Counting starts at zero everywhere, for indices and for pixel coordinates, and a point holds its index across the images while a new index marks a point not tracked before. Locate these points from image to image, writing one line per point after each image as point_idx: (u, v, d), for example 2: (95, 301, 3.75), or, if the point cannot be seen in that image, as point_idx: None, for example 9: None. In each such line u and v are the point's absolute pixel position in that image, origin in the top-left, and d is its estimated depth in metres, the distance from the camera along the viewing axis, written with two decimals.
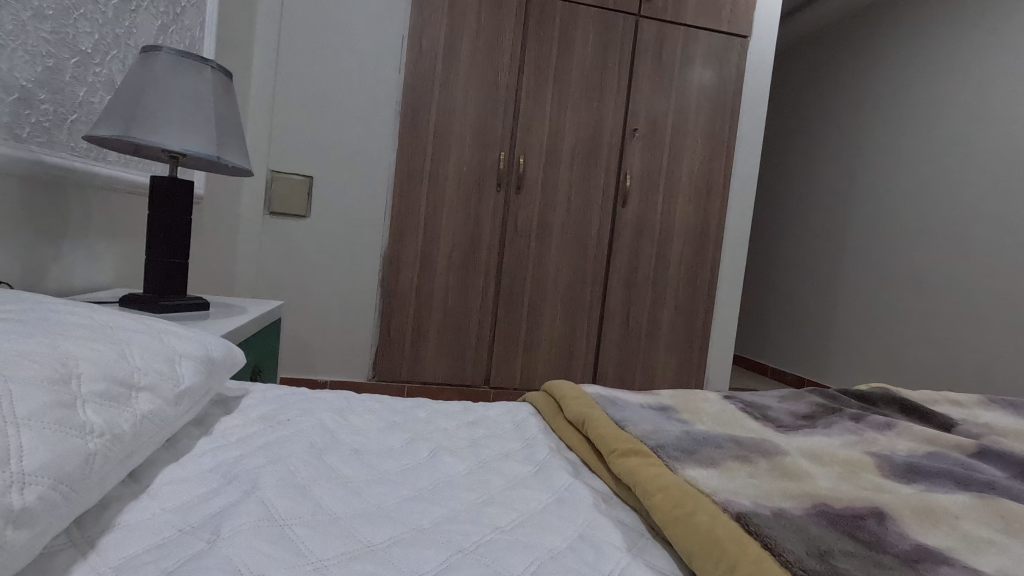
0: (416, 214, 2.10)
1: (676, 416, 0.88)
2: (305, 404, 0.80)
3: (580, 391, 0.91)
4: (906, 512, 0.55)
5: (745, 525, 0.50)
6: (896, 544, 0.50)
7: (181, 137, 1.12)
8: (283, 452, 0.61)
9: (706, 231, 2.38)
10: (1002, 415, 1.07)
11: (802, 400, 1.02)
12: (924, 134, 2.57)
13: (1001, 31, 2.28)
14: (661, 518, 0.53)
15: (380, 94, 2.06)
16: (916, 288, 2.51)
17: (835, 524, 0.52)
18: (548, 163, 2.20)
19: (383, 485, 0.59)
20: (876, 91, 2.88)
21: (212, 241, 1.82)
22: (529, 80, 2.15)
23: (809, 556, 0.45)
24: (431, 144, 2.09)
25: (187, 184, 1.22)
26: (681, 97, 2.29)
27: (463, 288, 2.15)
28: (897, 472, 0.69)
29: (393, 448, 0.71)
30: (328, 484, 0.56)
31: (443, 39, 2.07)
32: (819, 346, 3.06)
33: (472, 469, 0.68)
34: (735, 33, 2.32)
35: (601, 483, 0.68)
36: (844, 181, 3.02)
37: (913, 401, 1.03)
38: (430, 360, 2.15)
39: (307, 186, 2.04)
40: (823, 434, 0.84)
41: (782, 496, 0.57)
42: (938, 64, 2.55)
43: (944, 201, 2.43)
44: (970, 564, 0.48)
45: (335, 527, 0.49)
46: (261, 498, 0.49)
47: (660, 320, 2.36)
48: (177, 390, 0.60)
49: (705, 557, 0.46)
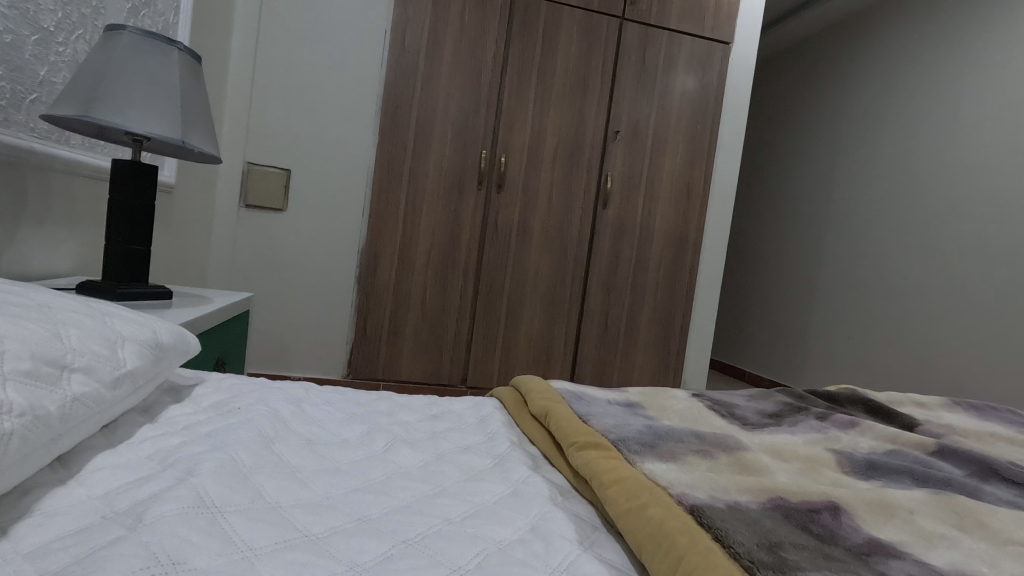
0: (395, 210, 2.07)
1: (643, 411, 0.87)
2: (260, 393, 0.77)
3: (546, 386, 0.89)
4: (861, 506, 0.55)
5: (697, 516, 0.49)
6: (849, 538, 0.49)
7: (145, 119, 1.09)
8: (229, 439, 0.59)
9: (685, 234, 2.38)
10: (964, 417, 1.08)
11: (770, 399, 1.02)
12: (902, 144, 2.61)
13: (975, 46, 2.34)
14: (615, 510, 0.52)
15: (362, 88, 2.03)
16: (891, 297, 2.55)
17: (790, 517, 0.52)
18: (530, 163, 2.19)
19: (331, 475, 0.57)
20: (855, 102, 2.92)
21: (183, 230, 1.77)
22: (512, 79, 2.14)
23: (759, 548, 0.44)
24: (412, 140, 2.07)
25: (152, 170, 1.19)
26: (663, 101, 2.30)
27: (441, 286, 2.13)
28: (856, 469, 0.69)
29: (349, 440, 0.69)
30: (272, 473, 0.54)
31: (426, 34, 2.05)
32: (795, 351, 3.09)
33: (428, 461, 0.66)
34: (717, 40, 2.34)
35: (560, 477, 0.67)
36: (822, 189, 3.07)
37: (879, 401, 1.03)
38: (406, 358, 2.12)
39: (285, 179, 2.00)
40: (787, 432, 0.83)
41: (739, 488, 0.56)
42: (915, 75, 2.60)
43: (919, 210, 2.48)
44: (922, 558, 0.47)
45: (275, 516, 0.46)
46: (195, 484, 0.47)
47: (638, 322, 2.36)
48: (116, 373, 0.57)
49: (654, 549, 0.45)
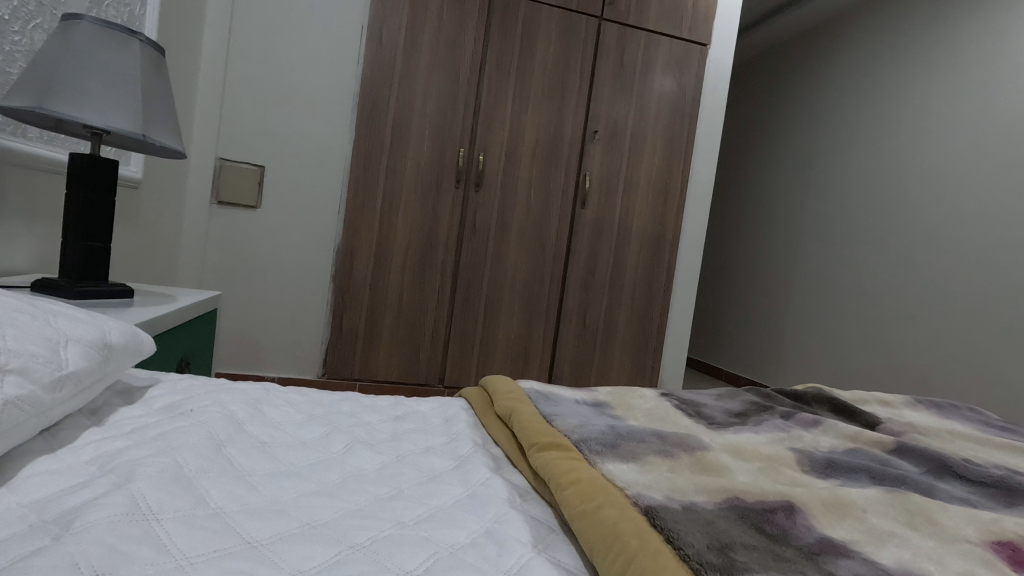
0: (371, 208, 2.04)
1: (610, 411, 0.87)
2: (216, 394, 0.75)
3: (513, 386, 0.89)
4: (816, 505, 0.55)
5: (651, 518, 0.48)
6: (801, 538, 0.49)
7: (104, 112, 1.06)
8: (177, 441, 0.57)
9: (663, 234, 2.40)
10: (926, 415, 1.10)
11: (737, 398, 1.03)
12: (874, 147, 2.66)
13: (944, 51, 2.39)
14: (570, 512, 0.51)
15: (337, 85, 2.01)
16: (864, 298, 2.60)
17: (745, 518, 0.52)
18: (508, 161, 2.18)
19: (283, 479, 0.56)
20: (830, 105, 2.97)
21: (151, 227, 1.72)
22: (490, 78, 2.13)
23: (709, 549, 0.44)
24: (389, 137, 2.04)
25: (112, 164, 1.16)
26: (642, 101, 2.31)
27: (418, 285, 2.11)
28: (815, 468, 0.69)
29: (307, 442, 0.67)
30: (219, 477, 0.52)
31: (404, 31, 2.03)
32: (770, 349, 3.13)
33: (387, 463, 0.65)
34: (694, 41, 2.35)
35: (521, 478, 0.66)
36: (798, 190, 3.11)
37: (844, 400, 1.05)
38: (382, 359, 2.10)
39: (258, 176, 1.96)
40: (752, 431, 0.84)
41: (696, 488, 0.56)
42: (888, 80, 2.65)
43: (890, 212, 2.53)
44: (871, 557, 0.47)
45: (217, 523, 0.45)
46: (132, 490, 0.45)
47: (616, 321, 2.37)
48: (57, 375, 0.55)
49: (605, 552, 0.45)
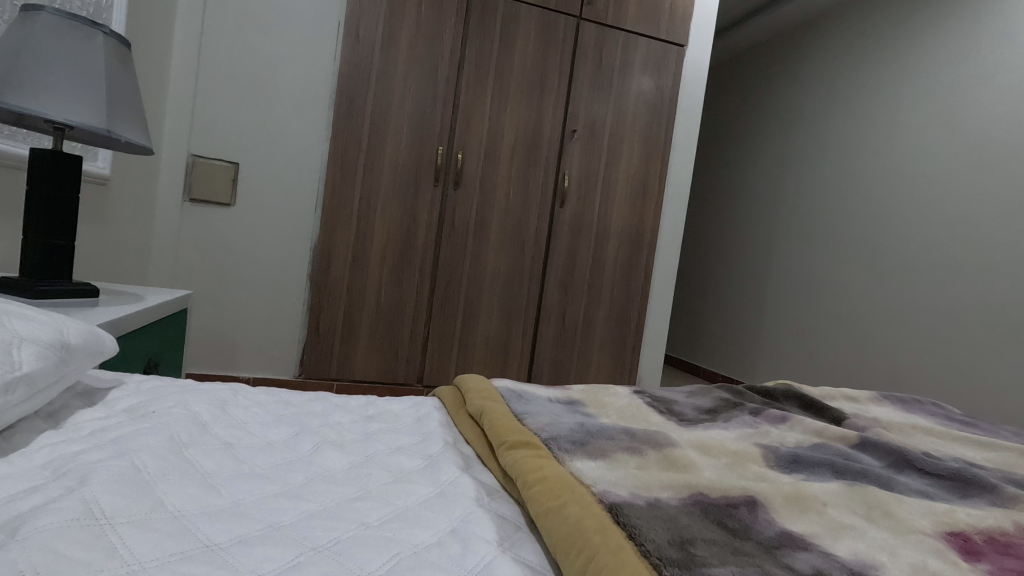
0: (349, 205, 2.02)
1: (582, 409, 0.87)
2: (181, 395, 0.74)
3: (486, 385, 0.89)
4: (778, 500, 0.56)
5: (615, 515, 0.49)
6: (761, 533, 0.50)
7: (66, 106, 1.03)
8: (136, 444, 0.56)
9: (641, 232, 2.42)
10: (890, 410, 1.13)
11: (709, 395, 1.04)
12: (847, 148, 2.72)
13: (913, 55, 2.46)
14: (536, 510, 0.51)
15: (313, 81, 1.98)
16: (837, 296, 2.65)
17: (707, 513, 0.52)
18: (487, 160, 2.17)
19: (247, 480, 0.55)
20: (804, 107, 3.03)
21: (120, 224, 1.68)
22: (469, 76, 2.12)
23: (669, 545, 0.45)
24: (367, 135, 2.02)
25: (76, 160, 1.13)
26: (620, 101, 2.33)
27: (397, 284, 2.09)
28: (780, 462, 0.71)
29: (274, 443, 0.66)
30: (179, 480, 0.51)
31: (382, 28, 2.01)
32: (747, 347, 3.18)
33: (356, 463, 0.64)
34: (672, 42, 2.37)
35: (491, 477, 0.66)
36: (774, 190, 3.16)
37: (812, 396, 1.07)
38: (361, 359, 2.08)
39: (233, 173, 1.93)
40: (721, 428, 0.85)
41: (662, 485, 0.57)
42: (859, 82, 2.71)
43: (863, 211, 2.59)
44: (827, 549, 0.49)
45: (174, 526, 0.44)
46: (85, 494, 0.44)
47: (595, 320, 2.38)
48: (9, 377, 0.54)
49: (568, 550, 0.45)
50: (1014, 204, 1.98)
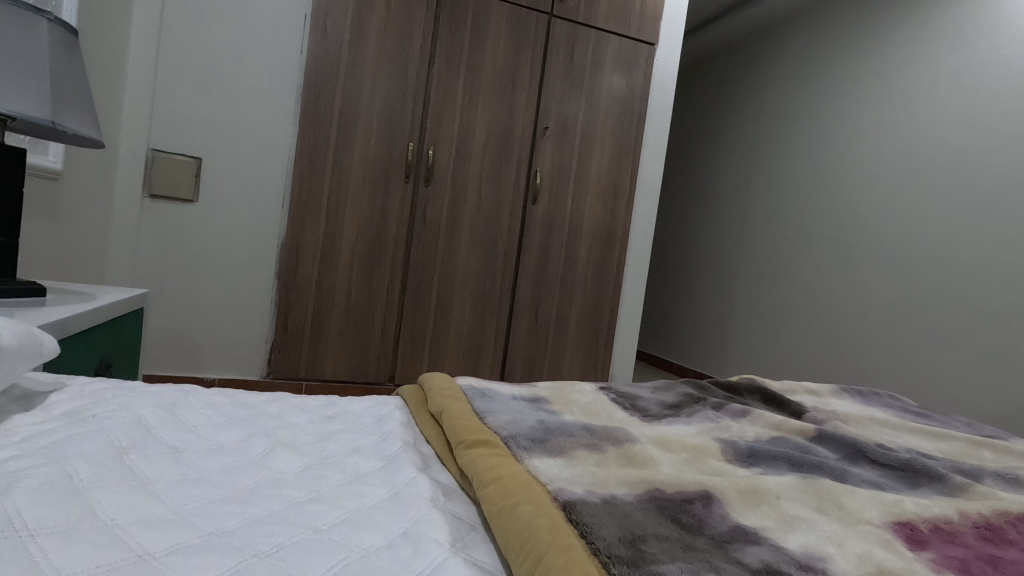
0: (317, 202, 1.98)
1: (546, 406, 0.87)
2: (127, 398, 0.71)
3: (449, 383, 0.87)
4: (733, 494, 0.56)
5: (568, 513, 0.48)
6: (714, 527, 0.51)
7: (5, 95, 0.97)
8: (71, 449, 0.53)
9: (613, 230, 2.43)
10: (850, 404, 1.15)
11: (673, 391, 1.05)
12: (813, 147, 2.78)
13: (874, 57, 2.52)
14: (489, 510, 0.51)
15: (279, 74, 1.93)
16: (804, 292, 2.70)
17: (662, 509, 0.52)
18: (458, 157, 2.15)
19: (191, 486, 0.53)
20: (772, 108, 3.08)
21: (75, 221, 1.61)
22: (440, 72, 2.10)
23: (620, 542, 0.44)
24: (335, 130, 1.98)
25: (19, 153, 1.07)
26: (592, 99, 2.33)
27: (367, 282, 2.06)
28: (738, 456, 0.71)
29: (224, 446, 0.64)
30: (116, 486, 0.49)
31: (350, 22, 1.97)
32: (717, 342, 3.23)
33: (309, 466, 0.62)
34: (642, 40, 2.38)
35: (449, 476, 0.65)
36: (743, 187, 3.21)
37: (774, 391, 1.08)
38: (331, 358, 2.04)
39: (195, 168, 1.87)
40: (683, 423, 0.85)
41: (618, 481, 0.56)
42: (824, 82, 2.77)
43: (828, 209, 2.64)
44: (777, 542, 0.49)
45: (103, 535, 0.42)
46: (5, 506, 0.42)
47: (568, 317, 2.39)
48: None
49: (518, 550, 0.44)
50: (968, 203, 2.05)
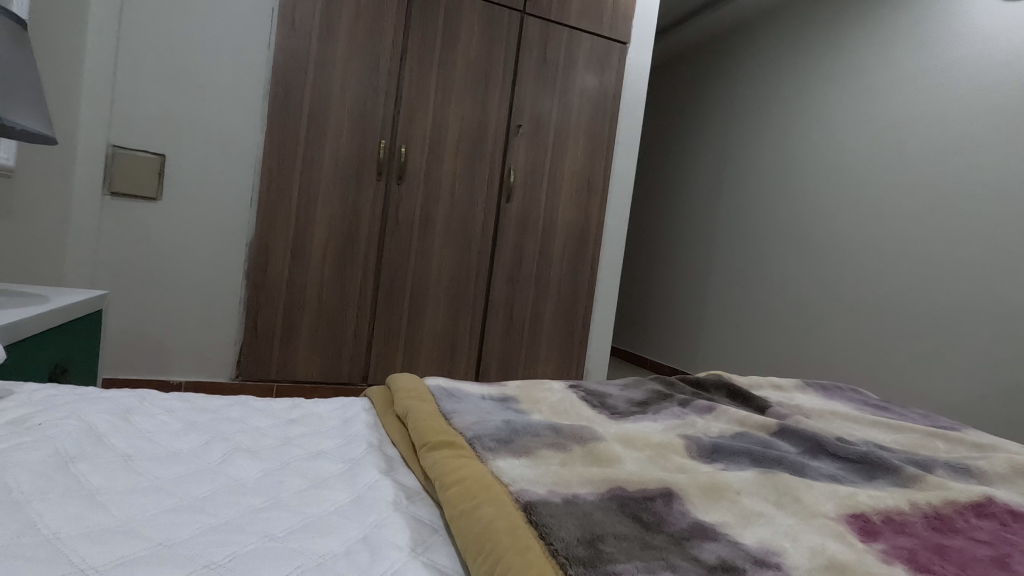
0: (286, 200, 1.94)
1: (515, 406, 0.87)
2: (79, 405, 0.68)
3: (416, 384, 0.87)
4: (694, 491, 0.57)
5: (529, 514, 0.48)
6: (674, 524, 0.51)
7: None
8: (11, 461, 0.51)
9: (586, 228, 2.44)
10: (813, 398, 1.18)
11: (641, 387, 1.06)
12: (781, 145, 2.83)
13: (838, 59, 2.58)
14: (449, 512, 0.50)
15: (245, 69, 1.89)
16: (773, 288, 2.76)
17: (623, 507, 0.53)
18: (431, 154, 2.14)
19: (143, 495, 0.51)
20: (741, 107, 3.13)
21: (30, 220, 1.55)
22: (412, 68, 2.08)
23: (578, 542, 0.44)
24: (304, 126, 1.94)
25: None
26: (565, 97, 2.34)
27: (338, 280, 2.03)
28: (702, 453, 0.72)
29: (180, 453, 0.62)
30: (60, 498, 0.47)
31: (319, 16, 1.94)
32: (689, 337, 3.27)
33: (269, 471, 0.61)
34: (615, 39, 2.40)
35: (413, 478, 0.65)
36: (714, 185, 3.26)
37: (740, 386, 1.10)
38: (302, 359, 2.00)
39: (159, 165, 1.82)
40: (650, 420, 0.86)
41: (581, 480, 0.57)
42: (791, 83, 2.83)
43: (796, 206, 2.70)
44: (734, 537, 0.50)
45: (43, 550, 0.41)
46: None
47: (543, 315, 2.39)
48: None
49: (477, 552, 0.44)
50: (927, 201, 2.12)
